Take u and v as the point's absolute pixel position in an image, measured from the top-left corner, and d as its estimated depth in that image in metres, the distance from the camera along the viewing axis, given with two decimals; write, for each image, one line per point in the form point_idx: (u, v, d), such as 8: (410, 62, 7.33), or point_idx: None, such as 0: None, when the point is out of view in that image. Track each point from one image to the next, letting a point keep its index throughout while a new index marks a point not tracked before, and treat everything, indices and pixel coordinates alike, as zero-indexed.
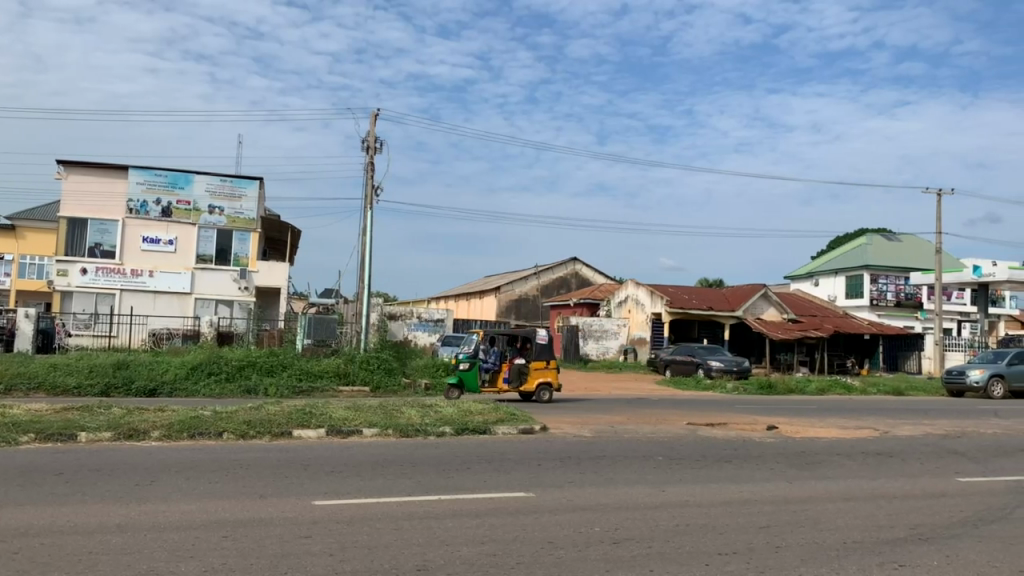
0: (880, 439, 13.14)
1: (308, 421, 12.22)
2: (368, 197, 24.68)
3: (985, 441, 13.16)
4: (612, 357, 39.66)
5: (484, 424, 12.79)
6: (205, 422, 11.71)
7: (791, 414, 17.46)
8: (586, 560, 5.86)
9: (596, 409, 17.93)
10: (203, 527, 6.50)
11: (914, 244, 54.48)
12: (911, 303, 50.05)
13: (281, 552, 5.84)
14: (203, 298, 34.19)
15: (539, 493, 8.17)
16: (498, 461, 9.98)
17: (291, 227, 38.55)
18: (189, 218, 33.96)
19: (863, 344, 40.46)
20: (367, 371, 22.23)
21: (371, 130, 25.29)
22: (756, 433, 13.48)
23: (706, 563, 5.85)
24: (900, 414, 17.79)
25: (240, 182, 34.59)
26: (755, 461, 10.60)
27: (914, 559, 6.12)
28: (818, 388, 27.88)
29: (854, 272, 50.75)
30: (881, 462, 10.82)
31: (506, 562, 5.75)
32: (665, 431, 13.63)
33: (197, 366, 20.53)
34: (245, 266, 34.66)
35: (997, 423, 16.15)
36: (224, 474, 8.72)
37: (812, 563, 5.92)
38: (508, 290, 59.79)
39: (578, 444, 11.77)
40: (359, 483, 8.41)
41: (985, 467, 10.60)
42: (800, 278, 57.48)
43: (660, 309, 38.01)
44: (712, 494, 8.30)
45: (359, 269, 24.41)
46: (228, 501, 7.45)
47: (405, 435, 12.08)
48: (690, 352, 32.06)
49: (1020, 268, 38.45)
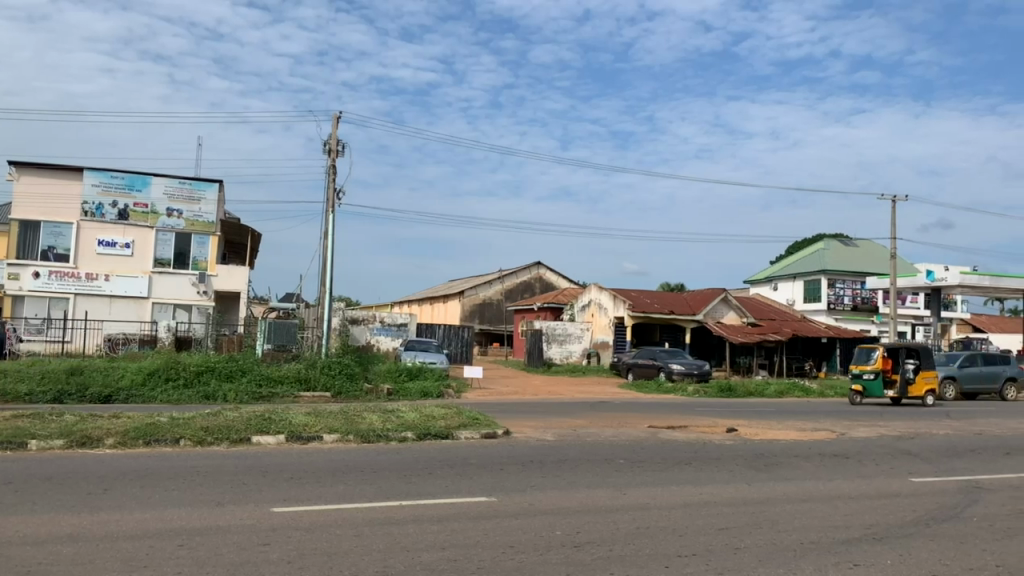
0: (836, 441, 13.34)
1: (266, 427, 12.03)
2: (330, 199, 24.46)
3: (936, 442, 13.47)
4: (575, 360, 39.85)
5: (447, 429, 12.74)
6: (162, 428, 11.51)
7: (751, 417, 17.70)
8: (547, 564, 5.85)
9: (556, 413, 17.93)
10: (157, 536, 6.37)
11: (870, 249, 55.59)
12: (867, 307, 51.15)
13: (238, 560, 5.74)
14: (160, 303, 33.56)
15: (501, 497, 8.15)
16: (461, 466, 9.95)
17: (251, 230, 38.07)
18: (146, 222, 33.33)
19: (820, 347, 41.21)
20: (328, 376, 21.99)
21: (333, 133, 25.12)
22: (715, 436, 13.61)
23: (665, 565, 5.90)
24: (855, 417, 18.13)
25: (199, 185, 34.06)
26: (715, 463, 10.73)
27: (868, 557, 6.24)
28: (776, 391, 28.25)
29: (812, 276, 51.68)
30: (838, 463, 10.98)
31: (467, 567, 5.72)
32: (626, 434, 13.78)
33: (154, 372, 20.25)
34: (204, 270, 34.07)
35: (947, 424, 16.56)
36: (181, 482, 8.57)
37: (769, 564, 5.99)
38: (473, 295, 59.81)
39: (542, 447, 11.83)
40: (318, 490, 8.32)
41: (935, 467, 10.89)
42: (760, 283, 58.30)
43: (623, 313, 38.30)
44: (673, 496, 8.40)
45: (320, 274, 24.22)
46: (185, 509, 7.32)
47: (366, 441, 11.96)
48: (652, 356, 32.27)
49: (971, 272, 39.35)
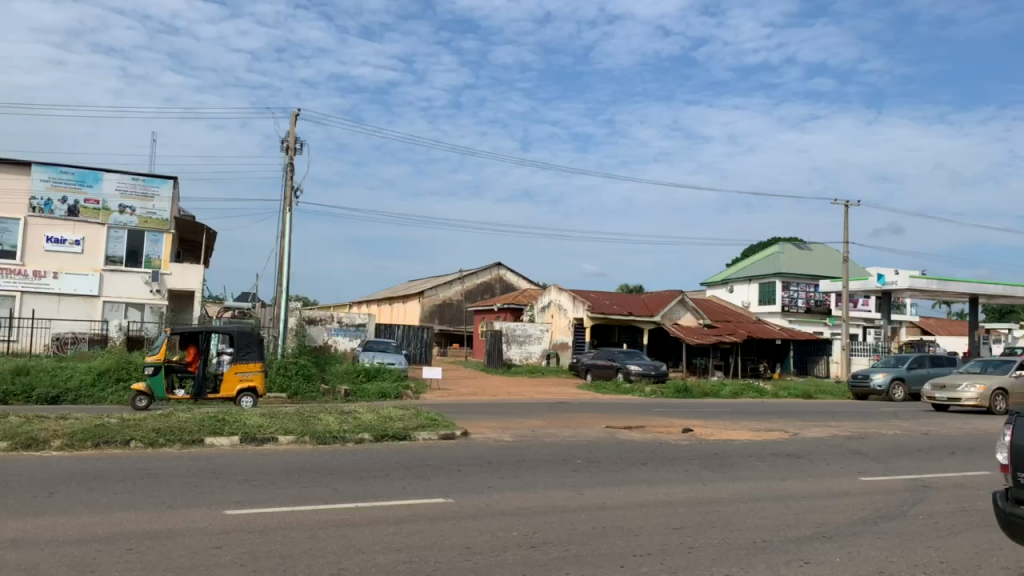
0: (788, 441, 13.59)
1: (221, 428, 11.85)
2: (288, 197, 24.21)
3: (886, 442, 13.82)
4: (535, 361, 39.91)
5: (404, 430, 12.67)
6: (111, 430, 11.24)
7: (708, 417, 17.94)
8: (503, 564, 5.86)
9: (515, 414, 18.17)
10: (105, 540, 6.23)
11: (824, 253, 56.82)
12: (820, 310, 52.23)
13: (189, 564, 5.66)
14: (112, 301, 32.82)
15: (458, 499, 8.12)
16: (419, 468, 9.90)
17: (207, 228, 37.42)
18: (97, 218, 32.57)
19: (775, 348, 41.91)
20: (284, 377, 21.74)
21: (292, 130, 24.88)
22: (671, 437, 13.75)
23: (621, 565, 5.93)
24: (810, 417, 18.49)
25: (153, 181, 33.40)
26: (670, 463, 10.80)
27: (819, 555, 6.36)
28: (732, 391, 28.66)
29: (767, 279, 52.62)
30: (790, 463, 11.18)
31: (423, 568, 5.71)
32: (585, 434, 13.88)
33: (104, 372, 19.86)
34: (157, 268, 33.39)
35: (896, 425, 17.06)
36: (130, 486, 8.35)
37: (722, 563, 6.07)
38: (432, 295, 59.56)
39: (500, 449, 11.80)
40: (272, 491, 8.23)
41: (887, 466, 11.16)
42: (717, 285, 59.13)
43: (582, 314, 38.51)
44: (630, 496, 8.46)
45: (277, 273, 23.89)
46: (131, 512, 7.15)
47: (322, 442, 11.84)
48: (610, 357, 32.55)
49: (920, 277, 40.36)
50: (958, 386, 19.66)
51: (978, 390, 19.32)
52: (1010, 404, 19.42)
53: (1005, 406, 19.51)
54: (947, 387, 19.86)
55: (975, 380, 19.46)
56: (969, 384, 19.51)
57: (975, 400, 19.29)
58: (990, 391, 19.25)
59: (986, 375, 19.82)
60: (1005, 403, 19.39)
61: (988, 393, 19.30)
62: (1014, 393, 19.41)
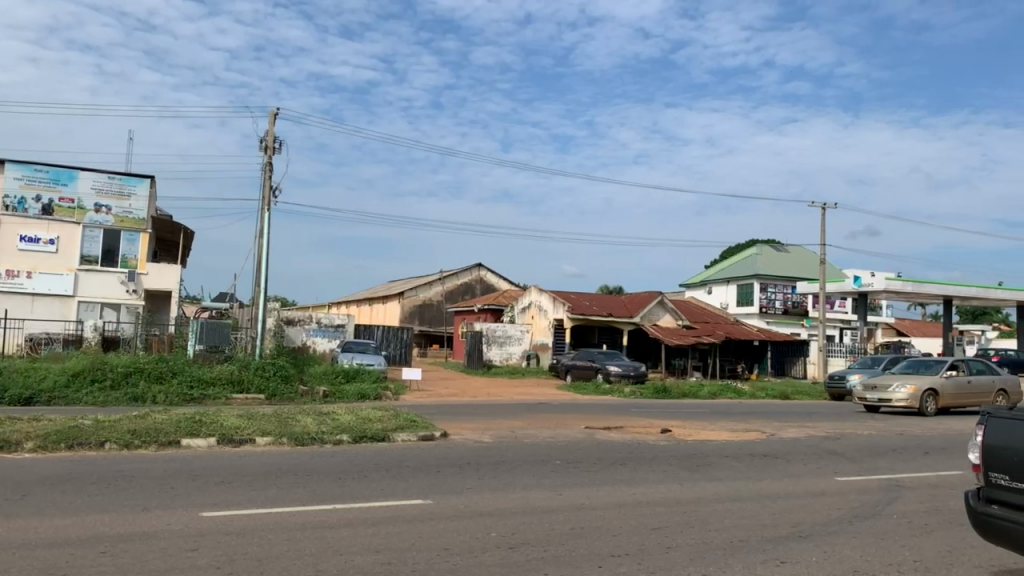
0: (766, 441, 13.70)
1: (197, 429, 11.75)
2: (266, 197, 24.01)
3: (862, 442, 13.97)
4: (515, 362, 39.94)
5: (383, 431, 12.63)
6: (84, 432, 11.09)
7: (687, 418, 18.04)
8: (480, 565, 5.86)
9: (497, 415, 18.12)
10: (78, 543, 6.15)
11: (801, 255, 57.39)
12: (797, 311, 52.74)
13: (164, 567, 5.59)
14: (87, 302, 32.42)
15: (436, 500, 8.11)
16: (397, 469, 9.86)
17: (184, 228, 37.09)
18: (72, 217, 32.18)
19: (752, 349, 42.22)
20: (261, 378, 21.54)
21: (270, 129, 24.68)
22: (650, 437, 13.83)
23: (598, 565, 5.95)
24: (788, 418, 18.66)
25: (129, 180, 33.06)
26: (648, 463, 10.88)
27: (795, 555, 6.40)
28: (710, 391, 28.85)
29: (745, 280, 53.04)
30: (767, 463, 11.27)
31: (400, 569, 5.70)
32: (564, 435, 13.90)
33: (78, 373, 19.63)
34: (133, 268, 33.05)
35: (871, 425, 17.24)
36: (102, 488, 8.23)
37: (699, 562, 6.12)
38: (412, 296, 59.45)
39: (480, 449, 11.81)
40: (248, 493, 8.17)
41: (861, 466, 11.27)
42: (696, 287, 59.52)
43: (562, 315, 38.59)
44: (607, 497, 8.49)
45: (255, 273, 23.69)
46: (103, 515, 7.05)
47: (300, 444, 11.77)
48: (590, 357, 32.63)
49: (896, 279, 40.80)
50: (889, 386, 19.44)
51: (909, 390, 19.13)
52: (941, 404, 19.31)
53: (935, 406, 19.39)
54: (878, 388, 19.63)
55: (906, 381, 19.28)
56: (901, 384, 19.31)
57: (905, 400, 19.10)
58: (920, 392, 19.11)
59: (917, 375, 19.70)
60: (935, 403, 19.27)
61: (919, 394, 19.13)
62: (945, 393, 19.34)
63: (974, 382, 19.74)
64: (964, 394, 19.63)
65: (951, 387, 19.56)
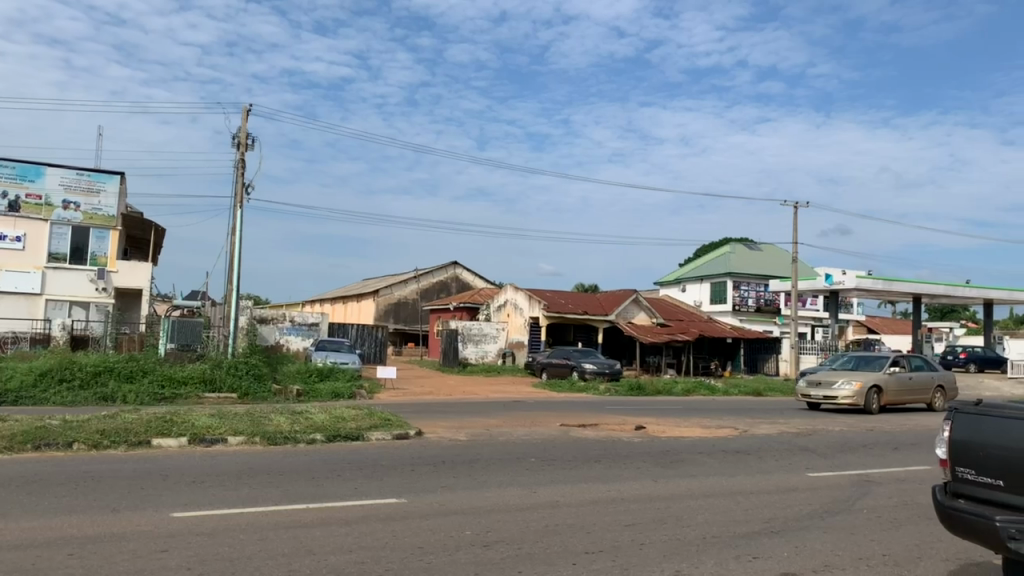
0: (738, 438, 13.81)
1: (168, 429, 11.60)
2: (238, 195, 23.79)
3: (834, 438, 14.14)
4: (490, 360, 39.94)
5: (357, 430, 12.56)
6: (51, 432, 10.92)
7: (661, 415, 18.15)
8: (455, 564, 5.84)
9: (474, 413, 18.07)
10: (45, 545, 6.04)
11: (773, 253, 57.96)
12: (769, 309, 53.24)
13: (134, 569, 5.51)
14: (55, 300, 31.89)
15: (411, 498, 8.09)
16: (370, 468, 9.79)
17: (155, 225, 36.62)
18: (39, 214, 31.62)
19: (725, 347, 42.57)
20: (234, 377, 21.36)
21: (243, 126, 24.43)
22: (624, 434, 13.90)
23: (572, 562, 5.97)
24: (760, 414, 18.85)
25: (99, 177, 32.57)
26: (622, 461, 10.93)
27: (766, 550, 6.46)
28: (684, 389, 29.04)
29: (718, 278, 53.41)
30: (740, 459, 11.37)
31: (374, 569, 5.66)
32: (539, 433, 13.92)
33: (45, 372, 19.35)
34: (103, 266, 32.61)
35: (842, 421, 17.43)
36: (71, 489, 8.09)
37: (672, 558, 6.16)
38: (387, 294, 59.23)
39: (453, 448, 11.80)
40: (221, 493, 8.10)
41: (832, 462, 11.39)
42: (669, 285, 59.85)
43: (538, 313, 38.62)
44: (581, 494, 8.51)
45: (228, 270, 23.43)
46: (71, 517, 6.93)
47: (273, 443, 11.68)
48: (565, 355, 32.71)
49: (866, 277, 41.30)
50: (833, 383, 19.23)
51: (853, 388, 18.99)
52: (883, 401, 19.29)
53: (878, 403, 19.35)
54: (822, 385, 19.36)
55: (851, 378, 19.14)
56: (846, 381, 19.12)
57: (850, 397, 18.95)
58: (865, 389, 19.01)
59: (859, 372, 19.62)
60: (879, 400, 19.23)
61: (863, 391, 19.03)
62: (888, 390, 19.36)
63: (915, 379, 19.96)
64: (905, 390, 19.73)
65: (893, 384, 19.55)
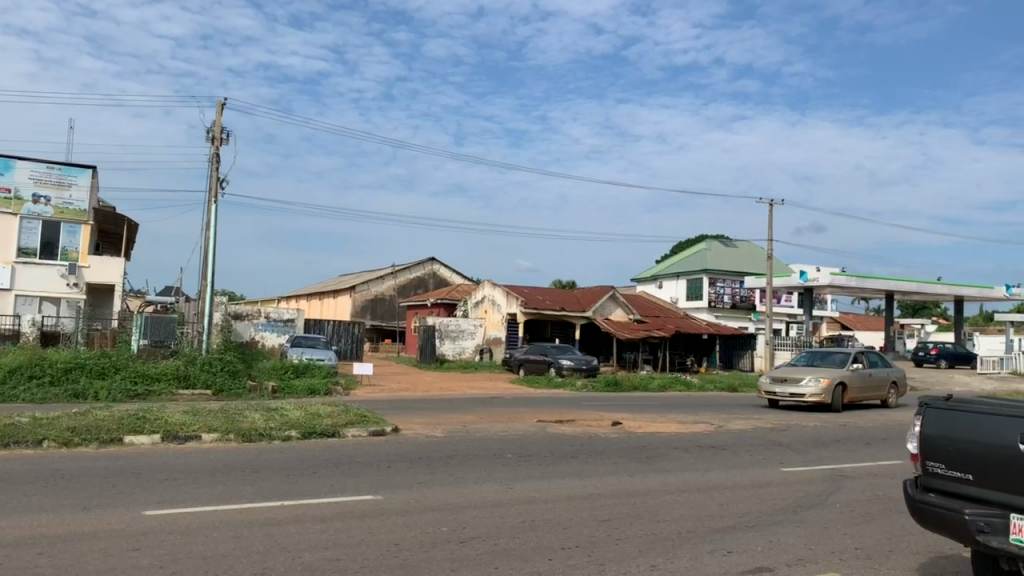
0: (713, 433, 13.92)
1: (141, 426, 11.46)
2: (213, 188, 23.55)
3: (808, 433, 14.30)
4: (467, 356, 39.91)
5: (333, 427, 12.49)
6: (21, 430, 10.75)
7: (637, 410, 18.25)
8: (431, 560, 5.83)
9: (451, 409, 18.02)
10: (14, 544, 5.95)
11: (748, 250, 58.45)
12: (744, 305, 53.66)
13: (106, 566, 5.45)
14: (25, 296, 31.37)
15: (385, 495, 8.05)
16: (345, 465, 9.74)
17: (127, 220, 36.13)
18: (8, 208, 31.04)
19: (701, 343, 42.87)
20: (208, 373, 21.16)
21: (218, 120, 24.15)
22: (600, 430, 13.94)
23: (549, 557, 5.98)
24: (735, 409, 19.00)
25: (70, 170, 32.07)
26: (598, 456, 10.96)
27: (741, 545, 6.50)
28: (660, 384, 29.20)
29: (693, 275, 53.71)
30: (715, 454, 11.44)
31: (350, 566, 5.62)
32: (516, 428, 13.93)
33: (16, 369, 19.09)
34: (74, 261, 32.18)
35: (816, 416, 17.62)
36: (42, 488, 7.96)
37: (649, 552, 6.19)
38: (363, 290, 59.03)
39: (430, 444, 11.78)
40: (195, 490, 8.02)
41: (806, 457, 11.51)
42: (645, 281, 60.12)
43: (515, 309, 38.63)
44: (558, 490, 8.52)
45: (203, 264, 23.16)
46: (40, 516, 6.82)
47: (248, 441, 11.57)
48: (543, 351, 32.64)
49: (840, 274, 41.75)
50: (800, 380, 19.23)
51: (821, 384, 19.03)
52: (848, 397, 19.49)
53: (842, 400, 19.51)
54: (789, 381, 19.32)
55: (818, 375, 19.18)
56: (813, 378, 19.16)
57: (817, 395, 18.97)
58: (831, 386, 19.11)
59: (823, 368, 19.75)
60: (843, 397, 19.38)
61: (830, 388, 19.12)
62: (852, 386, 19.57)
63: (873, 376, 20.29)
64: (865, 386, 20.01)
65: (855, 381, 19.79)
